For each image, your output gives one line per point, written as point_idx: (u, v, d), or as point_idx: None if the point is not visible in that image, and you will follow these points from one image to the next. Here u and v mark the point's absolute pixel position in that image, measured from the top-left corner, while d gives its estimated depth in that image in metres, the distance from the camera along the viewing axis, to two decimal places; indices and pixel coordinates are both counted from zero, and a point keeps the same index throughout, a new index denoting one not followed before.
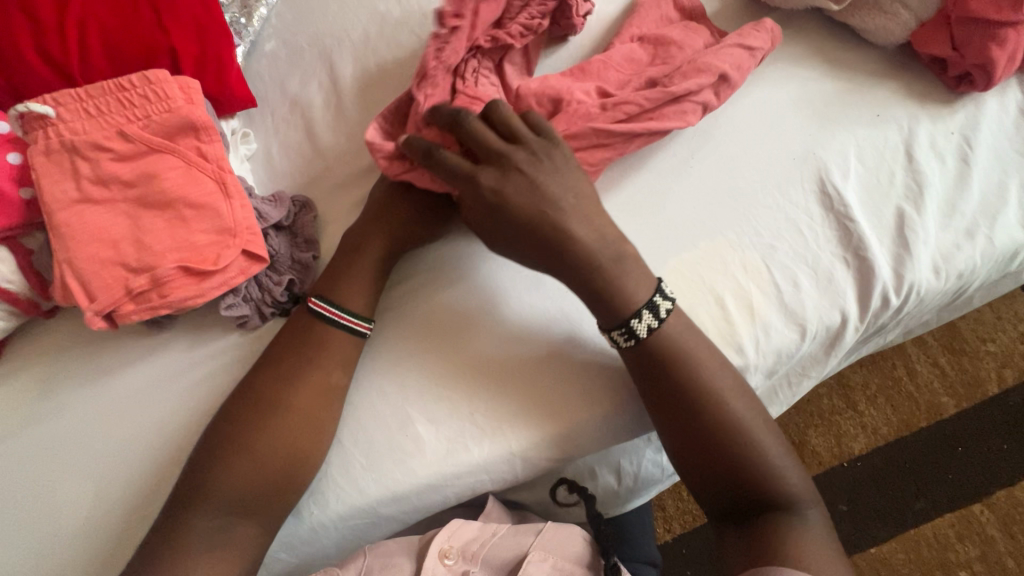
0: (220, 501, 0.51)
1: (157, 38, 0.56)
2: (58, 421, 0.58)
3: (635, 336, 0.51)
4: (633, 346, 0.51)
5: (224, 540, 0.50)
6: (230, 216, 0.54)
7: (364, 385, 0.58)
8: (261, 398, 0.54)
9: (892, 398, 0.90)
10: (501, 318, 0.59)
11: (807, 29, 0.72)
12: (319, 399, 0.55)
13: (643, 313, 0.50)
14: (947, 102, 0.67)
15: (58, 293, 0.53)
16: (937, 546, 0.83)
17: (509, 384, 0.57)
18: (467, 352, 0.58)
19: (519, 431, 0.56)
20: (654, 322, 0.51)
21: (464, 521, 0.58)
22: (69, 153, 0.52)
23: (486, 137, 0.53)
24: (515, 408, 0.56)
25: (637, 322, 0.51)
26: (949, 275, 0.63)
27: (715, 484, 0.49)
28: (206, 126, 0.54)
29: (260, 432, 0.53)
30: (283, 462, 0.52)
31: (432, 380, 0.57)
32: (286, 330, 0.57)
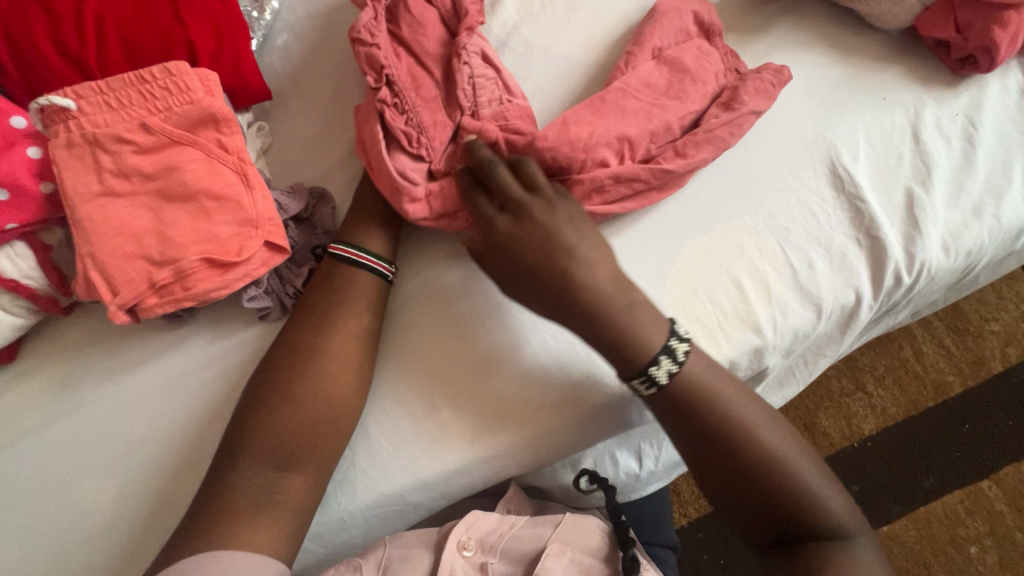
0: (246, 491, 0.51)
1: (173, 30, 0.56)
2: (81, 418, 0.58)
3: (656, 383, 0.50)
4: (655, 392, 0.50)
5: (263, 512, 0.51)
6: (252, 207, 0.54)
7: (387, 375, 0.58)
8: (288, 375, 0.54)
9: (900, 378, 0.92)
10: (520, 308, 0.59)
11: (813, 16, 0.73)
12: (348, 373, 0.55)
13: (660, 360, 0.50)
14: (951, 85, 0.68)
15: (80, 287, 0.53)
16: (947, 522, 0.84)
17: (531, 373, 0.57)
18: (487, 343, 0.58)
19: (543, 419, 0.56)
20: (673, 366, 0.50)
21: (482, 513, 0.58)
22: (90, 146, 0.52)
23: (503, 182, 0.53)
24: (538, 398, 0.56)
25: (658, 368, 0.50)
26: (958, 254, 0.64)
27: (743, 479, 0.49)
28: (226, 118, 0.54)
29: (291, 407, 0.53)
30: (315, 439, 0.53)
31: (454, 371, 0.57)
32: (298, 321, 0.57)
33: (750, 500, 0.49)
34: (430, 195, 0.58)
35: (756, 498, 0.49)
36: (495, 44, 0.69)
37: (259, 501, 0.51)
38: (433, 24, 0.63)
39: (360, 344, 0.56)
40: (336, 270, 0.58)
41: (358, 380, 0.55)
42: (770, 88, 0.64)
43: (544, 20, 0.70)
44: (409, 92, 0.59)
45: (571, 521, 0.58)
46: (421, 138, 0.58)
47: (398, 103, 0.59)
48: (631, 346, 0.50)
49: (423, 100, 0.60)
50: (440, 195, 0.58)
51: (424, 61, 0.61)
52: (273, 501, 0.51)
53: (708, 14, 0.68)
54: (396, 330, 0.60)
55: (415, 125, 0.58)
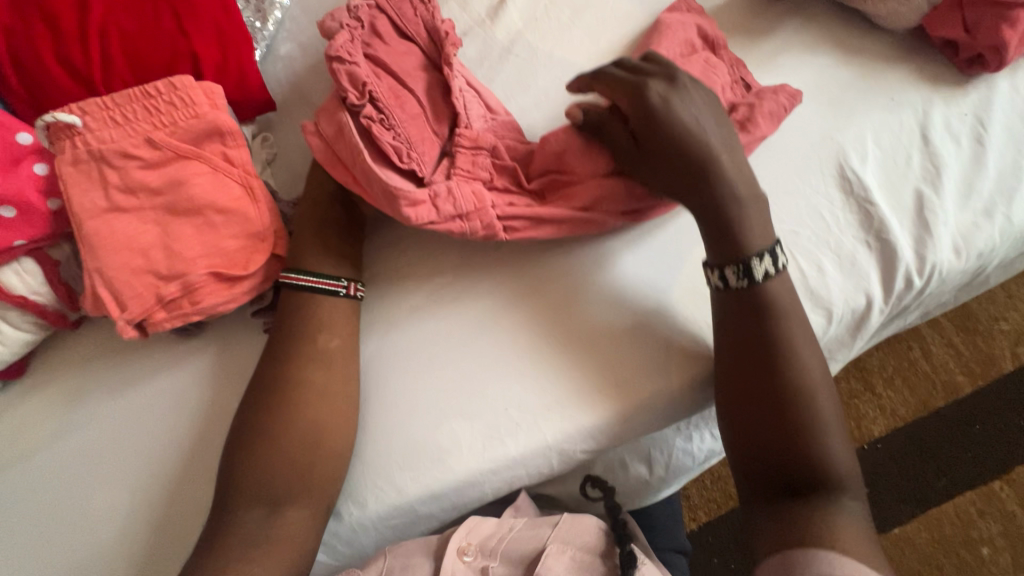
0: (242, 524, 0.51)
1: (176, 42, 0.56)
2: (93, 432, 0.58)
3: (750, 275, 0.50)
4: (745, 286, 0.50)
5: (263, 541, 0.50)
6: (258, 219, 0.55)
7: (436, 336, 0.59)
8: (264, 410, 0.53)
9: (909, 379, 0.91)
10: (584, 266, 0.61)
11: (820, 16, 0.72)
12: (327, 404, 0.54)
13: (763, 256, 0.50)
14: (959, 84, 0.68)
15: (89, 303, 0.53)
16: (958, 523, 0.84)
17: (589, 332, 0.58)
18: (534, 311, 0.59)
19: (597, 377, 0.57)
20: (770, 267, 0.50)
21: (481, 518, 0.58)
22: (96, 162, 0.52)
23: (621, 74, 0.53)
24: (594, 357, 0.57)
25: (755, 263, 0.50)
26: (969, 255, 0.63)
27: (775, 438, 0.47)
28: (232, 131, 0.54)
29: (269, 443, 0.52)
30: (300, 469, 0.52)
31: (496, 340, 0.58)
32: (274, 352, 0.55)
33: (768, 444, 0.48)
34: (434, 198, 0.56)
35: (775, 450, 0.47)
36: (499, 51, 0.69)
37: (258, 536, 0.50)
38: (407, 48, 0.62)
39: (340, 371, 0.56)
40: (314, 299, 0.56)
41: (340, 409, 0.55)
42: (782, 112, 0.63)
43: (548, 26, 0.69)
44: (392, 107, 0.58)
45: (569, 518, 0.58)
46: (412, 153, 0.57)
47: (383, 119, 0.57)
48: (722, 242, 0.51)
49: (408, 117, 0.58)
50: (446, 197, 0.56)
51: (403, 81, 0.60)
52: (274, 533, 0.51)
53: (711, 28, 0.66)
54: (418, 319, 0.60)
55: (403, 140, 0.57)
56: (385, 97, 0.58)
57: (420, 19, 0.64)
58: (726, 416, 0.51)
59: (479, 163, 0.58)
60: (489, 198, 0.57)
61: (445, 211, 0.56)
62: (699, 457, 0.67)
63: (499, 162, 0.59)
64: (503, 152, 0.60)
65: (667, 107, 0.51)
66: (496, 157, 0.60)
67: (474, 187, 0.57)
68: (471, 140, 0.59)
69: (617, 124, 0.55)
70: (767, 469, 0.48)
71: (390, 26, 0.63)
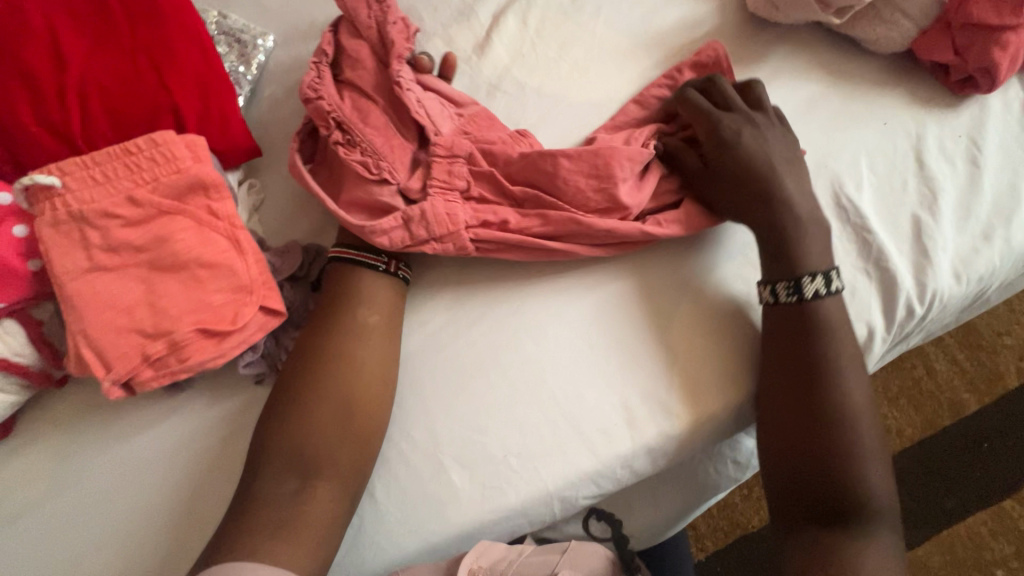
0: (268, 500, 0.50)
1: (156, 95, 0.55)
2: (81, 492, 0.56)
3: (800, 292, 0.53)
4: (793, 302, 0.53)
5: (286, 521, 0.49)
6: (245, 272, 0.53)
7: (475, 330, 0.59)
8: (303, 379, 0.54)
9: (915, 399, 0.90)
10: (626, 275, 0.60)
11: (809, 41, 0.71)
12: (373, 381, 0.54)
13: (817, 275, 0.53)
14: (952, 105, 0.67)
15: (73, 364, 0.51)
16: (971, 546, 0.82)
17: (641, 318, 0.58)
18: (573, 300, 0.59)
19: (652, 373, 0.57)
20: (822, 288, 0.53)
21: (491, 541, 0.54)
22: (76, 223, 0.51)
23: (701, 104, 0.58)
24: (648, 350, 0.57)
25: (808, 281, 0.53)
26: (969, 280, 0.62)
27: (811, 467, 0.49)
28: (216, 183, 0.53)
29: (308, 413, 0.52)
30: (333, 441, 0.52)
31: (537, 332, 0.58)
32: (311, 329, 0.56)
33: (808, 465, 0.49)
34: (407, 222, 0.56)
35: (809, 482, 0.49)
36: (486, 88, 0.68)
37: (285, 518, 0.49)
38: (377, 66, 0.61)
39: (383, 344, 0.56)
40: (351, 278, 0.57)
41: (382, 379, 0.55)
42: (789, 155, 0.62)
43: (535, 62, 0.69)
44: (357, 124, 0.58)
45: (579, 548, 0.56)
46: (381, 163, 0.57)
47: (350, 139, 0.58)
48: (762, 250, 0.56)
49: (374, 129, 0.59)
50: (419, 220, 0.56)
51: (369, 93, 0.60)
52: (301, 517, 0.49)
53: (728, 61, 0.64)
54: (430, 352, 0.58)
55: (371, 152, 0.57)
56: (350, 116, 0.58)
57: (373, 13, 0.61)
58: (764, 451, 0.52)
59: (458, 177, 0.58)
60: (463, 219, 0.57)
61: (420, 238, 0.56)
62: (708, 492, 0.64)
63: (477, 170, 0.59)
64: (480, 159, 0.59)
65: (757, 137, 0.57)
66: (473, 165, 0.59)
67: (449, 207, 0.57)
68: (446, 148, 0.59)
69: (690, 153, 0.60)
70: (802, 502, 0.49)
71: (349, 33, 0.62)
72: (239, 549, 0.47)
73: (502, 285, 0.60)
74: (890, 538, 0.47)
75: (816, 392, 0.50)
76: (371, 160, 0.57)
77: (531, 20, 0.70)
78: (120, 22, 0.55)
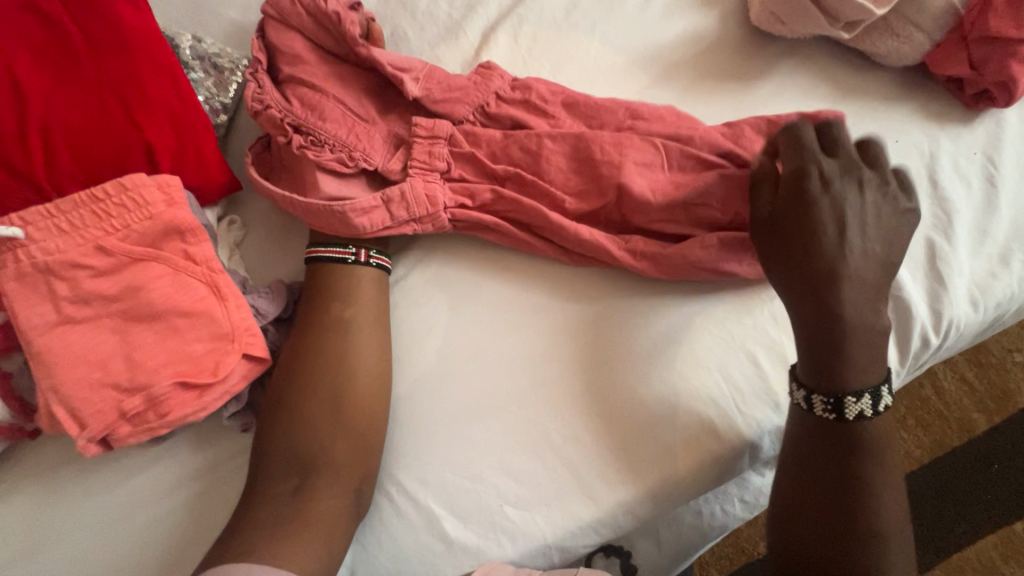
0: (270, 501, 0.49)
1: (125, 132, 0.51)
2: (54, 554, 0.52)
3: (840, 412, 0.46)
4: (831, 420, 0.46)
5: (288, 521, 0.48)
6: (226, 320, 0.50)
7: (474, 359, 0.56)
8: (292, 379, 0.52)
9: (923, 419, 0.89)
10: (621, 315, 0.57)
11: (816, 55, 0.68)
12: (370, 383, 0.53)
13: (864, 395, 0.45)
14: (967, 120, 0.64)
15: (45, 421, 0.49)
16: (983, 570, 0.81)
17: (636, 364, 0.55)
18: (573, 343, 0.56)
19: (650, 422, 0.54)
20: (868, 409, 0.46)
21: (497, 562, 0.49)
22: (43, 274, 0.48)
23: (806, 142, 0.48)
24: (645, 398, 0.54)
25: (852, 402, 0.45)
26: (987, 307, 0.59)
27: (815, 529, 0.46)
28: (192, 227, 0.50)
29: (298, 413, 0.51)
30: (326, 440, 0.51)
31: (532, 377, 0.55)
32: (297, 327, 0.55)
33: (813, 528, 0.46)
34: (387, 202, 0.56)
35: (824, 543, 0.46)
36: None
37: (288, 515, 0.48)
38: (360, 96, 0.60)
39: (372, 334, 0.55)
40: (338, 272, 0.56)
41: (375, 375, 0.53)
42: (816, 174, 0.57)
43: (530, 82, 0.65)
44: (314, 123, 0.58)
45: None
46: (354, 154, 0.58)
47: (314, 139, 0.58)
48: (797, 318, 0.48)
49: (333, 123, 0.58)
50: (399, 201, 0.56)
51: (320, 89, 0.59)
52: (304, 514, 0.49)
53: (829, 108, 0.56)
54: (429, 389, 0.56)
55: (340, 145, 0.58)
56: (305, 117, 0.58)
57: (303, 8, 0.60)
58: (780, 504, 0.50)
59: (433, 158, 0.58)
60: (442, 199, 0.57)
61: (401, 218, 0.57)
62: (713, 532, 0.61)
63: (456, 151, 0.59)
64: (462, 140, 0.59)
65: (831, 198, 0.46)
66: (454, 146, 0.59)
67: (428, 187, 0.57)
68: (426, 130, 0.59)
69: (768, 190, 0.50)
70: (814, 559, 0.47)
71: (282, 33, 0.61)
72: (239, 551, 0.46)
73: (499, 320, 0.58)
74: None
75: (836, 455, 0.46)
76: (342, 154, 0.57)
77: (524, 38, 0.67)
78: (82, 54, 0.51)
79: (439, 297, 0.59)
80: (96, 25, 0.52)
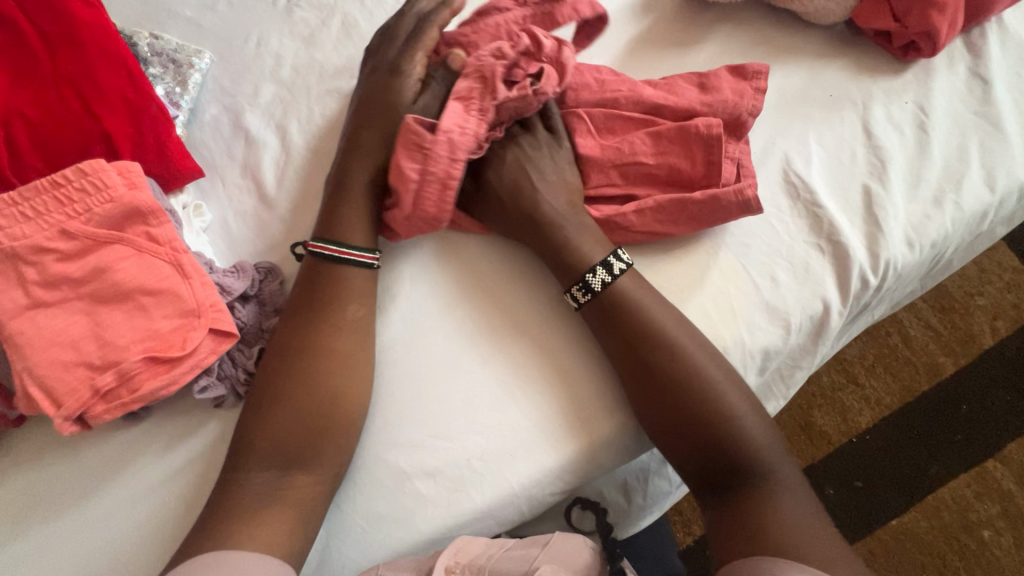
0: (252, 484, 0.51)
1: (87, 124, 0.54)
2: (33, 538, 0.53)
3: (591, 290, 0.55)
4: (590, 301, 0.55)
5: (268, 501, 0.51)
6: (191, 297, 0.52)
7: (433, 326, 0.58)
8: (284, 370, 0.54)
9: (891, 366, 0.91)
10: (545, 286, 0.60)
11: (750, 19, 0.70)
12: (349, 372, 0.54)
13: (596, 269, 0.55)
14: (897, 71, 0.67)
15: (22, 403, 0.50)
16: (956, 508, 0.84)
17: (581, 326, 0.58)
18: (505, 304, 0.59)
19: (598, 379, 0.56)
20: (607, 277, 0.55)
21: (471, 537, 0.52)
22: (11, 260, 0.50)
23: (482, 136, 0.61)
24: (591, 355, 0.57)
25: (592, 277, 0.55)
26: (923, 247, 0.62)
27: (734, 472, 0.49)
28: (153, 209, 0.52)
29: (280, 403, 0.53)
30: (309, 429, 0.53)
31: (479, 338, 0.58)
32: (286, 324, 0.56)
33: (726, 468, 0.49)
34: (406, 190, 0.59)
35: (714, 462, 0.50)
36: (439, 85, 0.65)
37: (262, 496, 0.51)
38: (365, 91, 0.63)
39: (359, 337, 0.56)
40: (325, 272, 0.57)
41: (356, 367, 0.55)
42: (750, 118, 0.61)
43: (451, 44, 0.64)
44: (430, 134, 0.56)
45: (561, 541, 0.51)
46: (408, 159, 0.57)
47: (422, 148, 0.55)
48: (569, 265, 0.56)
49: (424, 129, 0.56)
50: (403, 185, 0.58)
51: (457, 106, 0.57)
52: (280, 494, 0.51)
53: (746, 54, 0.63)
54: (393, 359, 0.57)
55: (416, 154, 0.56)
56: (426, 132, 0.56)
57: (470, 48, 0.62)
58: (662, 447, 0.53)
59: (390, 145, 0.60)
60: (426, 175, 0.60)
61: (414, 181, 0.56)
62: (679, 480, 0.65)
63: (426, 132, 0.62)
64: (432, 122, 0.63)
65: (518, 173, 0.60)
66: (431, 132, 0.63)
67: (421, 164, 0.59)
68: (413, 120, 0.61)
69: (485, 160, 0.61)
70: (704, 480, 0.50)
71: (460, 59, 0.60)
72: (218, 539, 0.48)
73: (453, 288, 0.60)
74: (799, 501, 0.48)
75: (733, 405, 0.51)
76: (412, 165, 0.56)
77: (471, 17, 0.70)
78: (39, 53, 0.54)
79: (400, 271, 0.61)
80: (52, 24, 0.55)
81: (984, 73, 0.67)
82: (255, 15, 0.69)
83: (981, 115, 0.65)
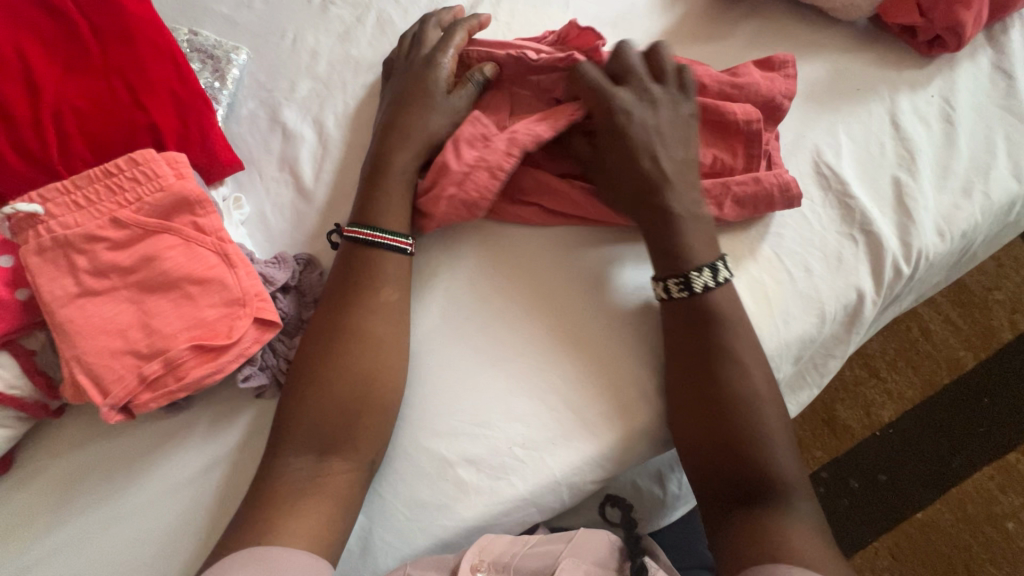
0: (294, 470, 0.51)
1: (133, 116, 0.55)
2: (76, 528, 0.53)
3: (689, 287, 0.54)
4: (684, 298, 0.54)
5: (311, 487, 0.51)
6: (236, 285, 0.52)
7: (470, 315, 0.59)
8: (323, 355, 0.54)
9: (912, 359, 0.92)
10: (580, 273, 0.60)
11: (776, 15, 0.72)
12: (389, 358, 0.55)
13: (703, 269, 0.54)
14: (923, 66, 0.68)
15: (69, 392, 0.51)
16: (981, 501, 0.84)
17: (620, 316, 0.58)
18: (542, 293, 0.60)
19: (636, 367, 0.57)
20: (710, 281, 0.54)
21: (494, 534, 0.53)
22: (64, 248, 0.51)
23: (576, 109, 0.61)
24: (629, 345, 0.57)
25: (696, 277, 0.54)
26: (953, 236, 0.63)
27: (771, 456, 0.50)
28: (200, 198, 0.53)
29: (320, 388, 0.53)
30: (349, 415, 0.53)
31: (516, 326, 0.58)
32: (324, 309, 0.56)
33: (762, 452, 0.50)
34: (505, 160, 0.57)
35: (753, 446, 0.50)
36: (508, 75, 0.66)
37: (307, 482, 0.51)
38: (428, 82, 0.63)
39: (397, 323, 0.57)
40: (363, 259, 0.57)
41: (396, 353, 0.56)
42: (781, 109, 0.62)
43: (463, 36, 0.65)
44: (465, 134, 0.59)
45: (585, 537, 0.52)
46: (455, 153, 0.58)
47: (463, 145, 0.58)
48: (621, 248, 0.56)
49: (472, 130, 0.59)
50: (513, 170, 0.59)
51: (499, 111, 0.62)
52: (323, 480, 0.51)
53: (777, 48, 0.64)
54: (433, 347, 0.58)
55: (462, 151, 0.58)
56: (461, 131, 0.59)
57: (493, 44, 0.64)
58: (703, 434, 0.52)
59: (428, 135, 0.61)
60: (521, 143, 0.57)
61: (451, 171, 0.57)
62: None
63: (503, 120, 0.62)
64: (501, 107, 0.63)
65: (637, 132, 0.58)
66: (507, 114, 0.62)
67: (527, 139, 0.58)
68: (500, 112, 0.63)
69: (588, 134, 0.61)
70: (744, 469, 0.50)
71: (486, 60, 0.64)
72: (264, 527, 0.48)
73: (489, 276, 0.60)
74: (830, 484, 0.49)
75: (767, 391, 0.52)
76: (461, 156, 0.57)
77: (502, 14, 0.71)
78: (91, 49, 0.56)
79: (435, 261, 0.61)
80: (102, 20, 0.56)
81: (1007, 67, 0.68)
82: (290, 12, 0.70)
83: (1006, 108, 0.67)
